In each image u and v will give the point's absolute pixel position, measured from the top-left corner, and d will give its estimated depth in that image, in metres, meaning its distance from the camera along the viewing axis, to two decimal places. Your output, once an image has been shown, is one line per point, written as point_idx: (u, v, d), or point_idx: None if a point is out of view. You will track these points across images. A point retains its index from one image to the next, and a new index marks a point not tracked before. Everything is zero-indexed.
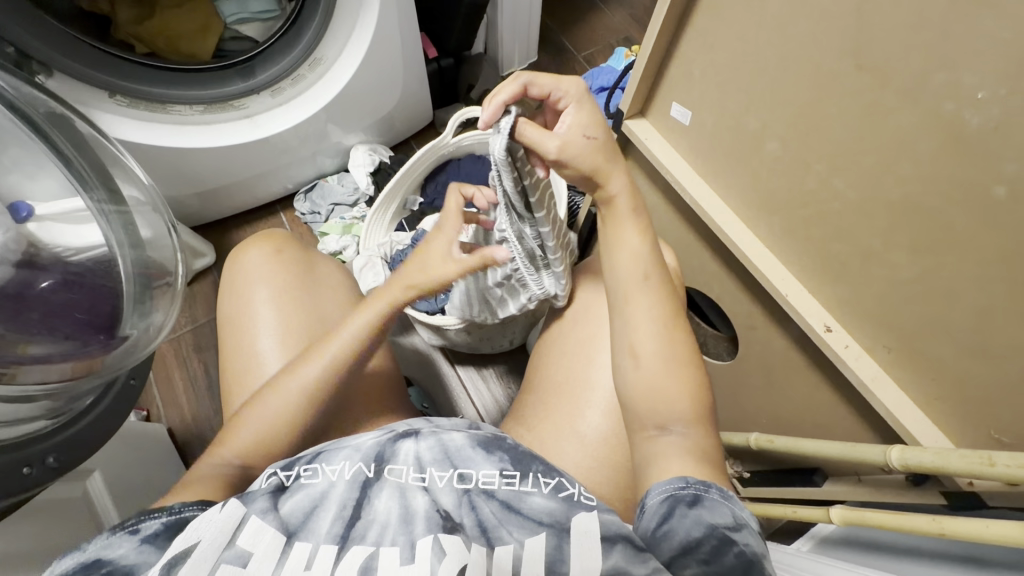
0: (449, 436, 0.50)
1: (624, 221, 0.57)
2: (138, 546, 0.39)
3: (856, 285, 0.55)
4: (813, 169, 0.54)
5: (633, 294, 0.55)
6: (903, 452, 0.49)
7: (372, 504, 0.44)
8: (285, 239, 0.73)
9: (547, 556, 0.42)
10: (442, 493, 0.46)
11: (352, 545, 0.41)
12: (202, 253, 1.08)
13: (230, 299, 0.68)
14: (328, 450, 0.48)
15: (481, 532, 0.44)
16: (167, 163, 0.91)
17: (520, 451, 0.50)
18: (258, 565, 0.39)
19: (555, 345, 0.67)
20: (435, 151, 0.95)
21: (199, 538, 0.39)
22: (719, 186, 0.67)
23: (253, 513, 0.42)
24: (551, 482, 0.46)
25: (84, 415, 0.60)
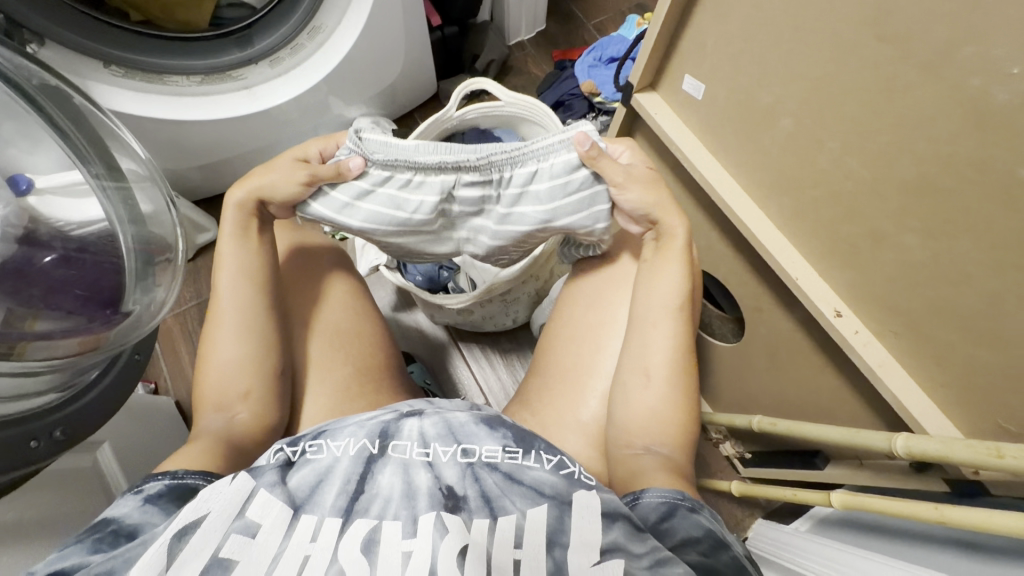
0: (453, 415, 0.51)
1: (671, 255, 0.59)
2: (140, 505, 0.43)
3: (868, 268, 0.53)
4: (827, 147, 0.51)
5: (659, 319, 0.56)
6: (908, 440, 0.49)
7: (376, 479, 0.45)
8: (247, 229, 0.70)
9: (547, 527, 0.42)
10: (446, 467, 0.46)
11: (356, 518, 0.42)
12: (205, 228, 1.07)
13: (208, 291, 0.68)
14: (331, 427, 0.49)
15: (484, 503, 0.44)
16: (166, 135, 0.89)
17: (521, 428, 0.50)
18: (267, 536, 0.41)
19: (563, 324, 0.66)
20: (439, 125, 0.94)
21: (208, 509, 0.41)
22: (730, 165, 0.64)
23: (262, 486, 0.43)
24: (553, 459, 0.47)
25: (91, 389, 0.61)
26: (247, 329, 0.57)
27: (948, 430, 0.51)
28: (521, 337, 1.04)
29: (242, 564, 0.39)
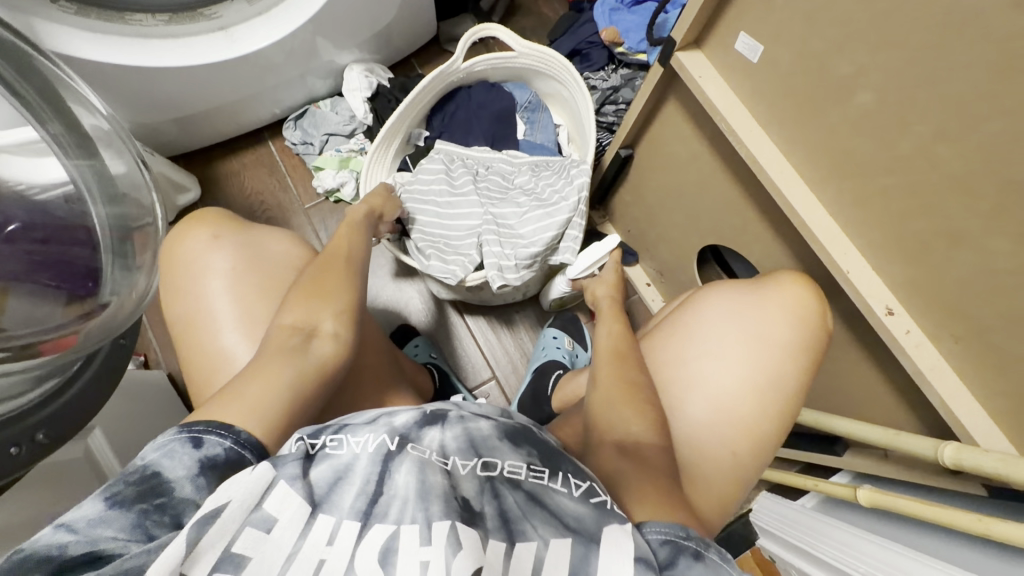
0: (475, 423, 0.43)
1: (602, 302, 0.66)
2: (193, 478, 0.36)
3: (935, 267, 0.48)
4: (911, 129, 0.45)
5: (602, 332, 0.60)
6: (959, 451, 0.47)
7: (394, 478, 0.38)
8: (221, 214, 0.66)
9: (570, 565, 0.35)
10: (464, 482, 0.39)
11: (374, 522, 0.36)
12: (186, 188, 0.98)
13: (200, 293, 0.61)
14: (356, 422, 0.43)
15: (502, 524, 0.37)
16: (133, 83, 0.79)
17: (548, 446, 0.44)
18: (283, 532, 0.35)
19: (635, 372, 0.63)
20: (444, 78, 0.85)
21: (229, 498, 0.35)
22: (782, 139, 0.57)
23: (284, 477, 0.37)
24: (583, 485, 0.40)
25: (72, 384, 0.56)
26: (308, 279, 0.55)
27: (994, 441, 0.48)
28: (530, 310, 0.99)
29: (255, 561, 0.33)
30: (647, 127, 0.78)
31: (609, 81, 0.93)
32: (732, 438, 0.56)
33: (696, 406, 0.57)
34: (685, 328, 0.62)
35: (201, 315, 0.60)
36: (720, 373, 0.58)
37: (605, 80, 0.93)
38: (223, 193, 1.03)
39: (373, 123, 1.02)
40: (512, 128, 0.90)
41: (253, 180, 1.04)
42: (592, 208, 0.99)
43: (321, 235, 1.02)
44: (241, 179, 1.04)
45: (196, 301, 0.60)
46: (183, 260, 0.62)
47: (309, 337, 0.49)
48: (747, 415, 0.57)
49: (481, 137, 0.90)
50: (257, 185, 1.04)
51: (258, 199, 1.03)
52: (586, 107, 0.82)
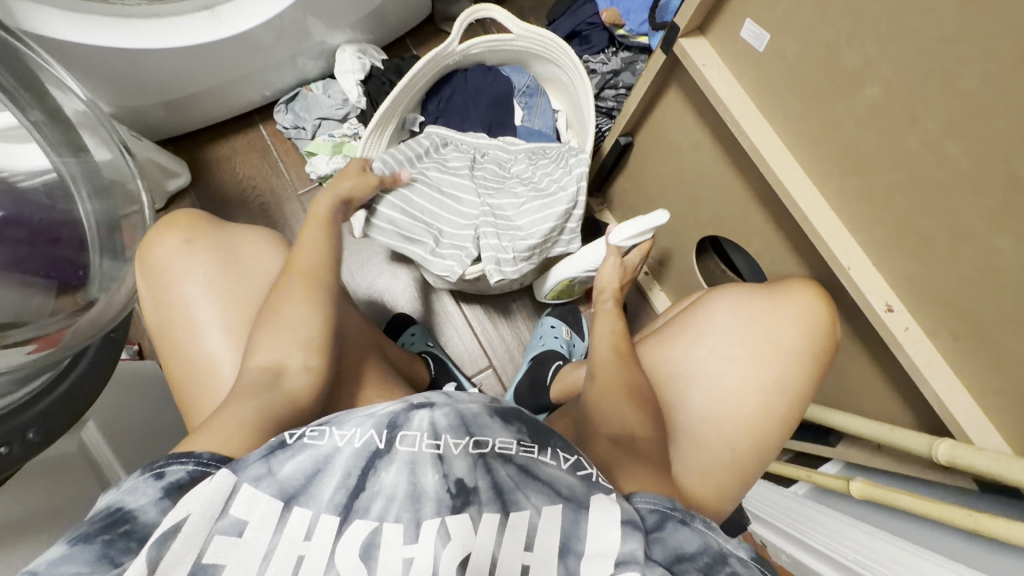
0: (465, 404, 0.42)
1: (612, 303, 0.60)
2: (159, 500, 0.34)
3: (936, 265, 0.48)
4: (920, 124, 0.43)
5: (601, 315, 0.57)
6: (953, 448, 0.48)
7: (379, 476, 0.37)
8: (191, 214, 0.61)
9: (561, 530, 0.36)
10: (456, 460, 0.39)
11: (354, 518, 0.35)
12: (175, 173, 0.95)
13: (162, 296, 0.57)
14: (340, 413, 0.41)
15: (495, 496, 0.37)
16: (116, 65, 0.76)
17: (537, 422, 0.43)
18: (255, 533, 0.34)
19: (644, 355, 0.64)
20: (439, 61, 0.82)
21: (188, 511, 0.33)
22: (787, 132, 0.56)
23: (245, 482, 0.35)
24: (571, 457, 0.40)
25: (62, 381, 0.56)
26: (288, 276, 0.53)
27: (990, 438, 0.48)
28: (527, 298, 0.99)
29: (230, 567, 0.32)
30: (648, 114, 0.76)
31: (609, 65, 0.91)
32: (731, 433, 0.58)
33: (698, 398, 0.59)
34: (693, 329, 0.62)
35: (178, 321, 0.56)
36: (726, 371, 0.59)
37: (605, 64, 0.90)
38: (215, 179, 1.01)
39: (367, 106, 0.99)
40: (510, 114, 0.88)
41: (244, 165, 1.02)
42: (591, 195, 0.98)
43: None
44: (232, 164, 1.02)
45: (172, 305, 0.57)
46: (154, 263, 0.58)
47: (278, 374, 0.47)
48: (751, 412, 0.58)
49: (478, 123, 0.88)
50: (249, 170, 1.01)
51: (250, 185, 1.01)
52: (586, 92, 0.80)
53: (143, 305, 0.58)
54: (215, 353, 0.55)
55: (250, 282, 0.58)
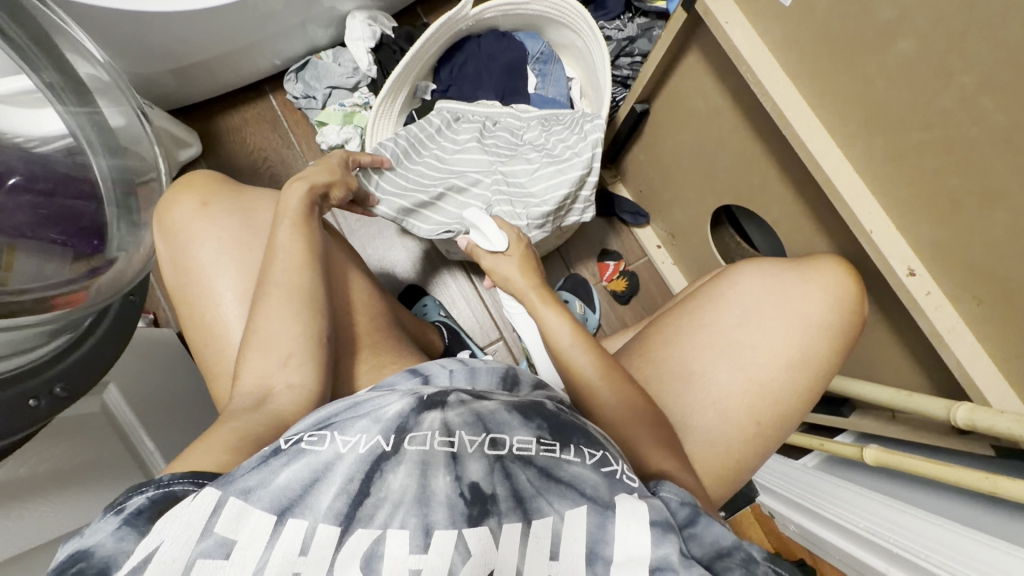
0: (479, 402, 0.43)
1: (545, 309, 0.59)
2: (117, 530, 0.34)
3: (963, 229, 0.46)
4: (956, 79, 0.42)
5: (547, 326, 0.57)
6: (972, 412, 0.48)
7: (386, 479, 0.37)
8: (208, 175, 0.61)
9: (588, 534, 0.36)
10: (471, 462, 0.39)
11: (356, 528, 0.35)
12: (186, 143, 0.95)
13: (177, 264, 0.57)
14: (343, 416, 0.41)
15: (515, 504, 0.37)
16: (129, 29, 0.75)
17: (560, 417, 0.43)
18: (244, 553, 0.33)
19: (672, 329, 0.63)
20: (452, 26, 0.80)
21: (161, 538, 0.33)
22: (812, 94, 0.54)
23: (231, 495, 0.35)
24: (596, 454, 0.41)
25: (85, 339, 0.56)
26: (298, 248, 0.54)
27: (1006, 402, 0.48)
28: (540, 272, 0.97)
29: None
30: (664, 80, 0.74)
31: (625, 32, 0.89)
32: (759, 410, 0.58)
33: (728, 376, 0.58)
34: (717, 306, 0.62)
35: (194, 284, 0.57)
36: (758, 351, 0.59)
37: (620, 31, 0.88)
38: (225, 149, 1.00)
39: (378, 75, 0.98)
40: (523, 82, 0.87)
41: (255, 136, 1.01)
42: (604, 167, 0.97)
43: None
44: (242, 135, 1.01)
45: (187, 266, 0.57)
46: (172, 226, 0.58)
47: (262, 398, 0.47)
48: (777, 394, 0.58)
49: (491, 91, 0.87)
50: (259, 141, 1.01)
51: (261, 156, 1.00)
52: (602, 56, 0.78)
53: (162, 269, 0.58)
54: (233, 322, 0.55)
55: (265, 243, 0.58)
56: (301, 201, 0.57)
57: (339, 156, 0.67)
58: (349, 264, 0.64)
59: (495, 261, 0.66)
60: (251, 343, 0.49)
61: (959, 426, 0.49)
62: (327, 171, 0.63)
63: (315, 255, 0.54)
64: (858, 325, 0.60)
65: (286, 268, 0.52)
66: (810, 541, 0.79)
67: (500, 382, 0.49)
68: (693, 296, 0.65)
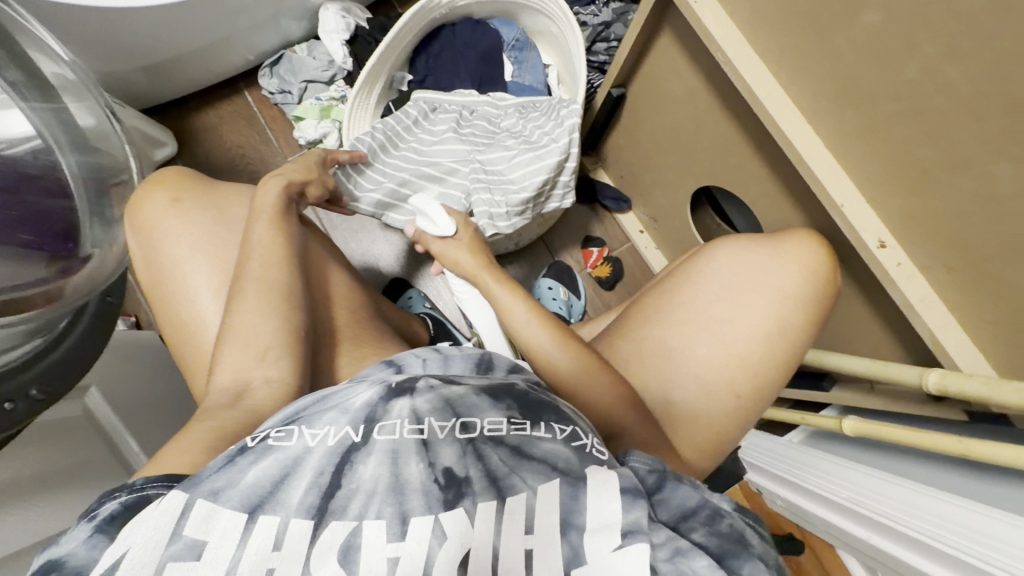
0: (448, 388, 0.43)
1: (499, 293, 0.60)
2: (89, 537, 0.34)
3: (930, 200, 0.47)
4: (921, 51, 0.42)
5: (507, 310, 0.58)
6: (945, 378, 0.49)
7: (357, 471, 0.37)
8: (181, 171, 0.60)
9: (560, 507, 0.36)
10: (443, 447, 0.39)
11: (331, 520, 0.35)
12: (161, 142, 0.93)
13: (150, 260, 0.57)
14: (310, 410, 0.42)
15: (490, 484, 0.37)
16: (94, 27, 0.74)
17: (530, 397, 0.44)
18: (216, 553, 0.33)
19: (652, 308, 0.63)
20: (426, 14, 0.80)
21: (127, 546, 0.33)
22: (783, 71, 0.55)
23: (200, 497, 0.35)
24: (566, 429, 0.41)
25: (65, 337, 0.56)
26: (271, 242, 0.53)
27: (978, 366, 0.49)
28: (524, 261, 0.97)
29: None
30: (640, 63, 0.74)
31: (600, 17, 0.88)
32: (738, 383, 0.59)
33: (707, 351, 0.59)
34: (695, 283, 0.62)
35: (169, 281, 0.56)
36: (735, 326, 0.60)
37: (596, 16, 0.88)
38: (202, 148, 0.99)
39: (354, 68, 0.97)
40: (499, 70, 0.86)
41: (232, 133, 1.00)
42: (585, 154, 0.97)
43: None
44: (218, 132, 1.00)
45: (162, 263, 0.56)
46: (144, 224, 0.57)
47: (240, 392, 0.47)
48: (756, 367, 0.59)
49: (468, 79, 0.86)
50: (236, 138, 1.00)
51: (238, 153, 0.99)
52: (577, 41, 0.78)
53: (136, 267, 0.58)
54: (208, 317, 0.55)
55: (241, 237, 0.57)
56: (275, 198, 0.57)
57: (318, 156, 0.66)
58: (323, 253, 0.64)
59: (444, 246, 0.67)
60: (227, 338, 0.49)
61: (933, 392, 0.50)
62: (303, 168, 0.62)
63: (291, 249, 0.54)
64: (830, 299, 0.61)
65: (261, 261, 0.52)
66: (797, 514, 0.81)
67: (473, 366, 0.49)
68: (673, 275, 0.66)
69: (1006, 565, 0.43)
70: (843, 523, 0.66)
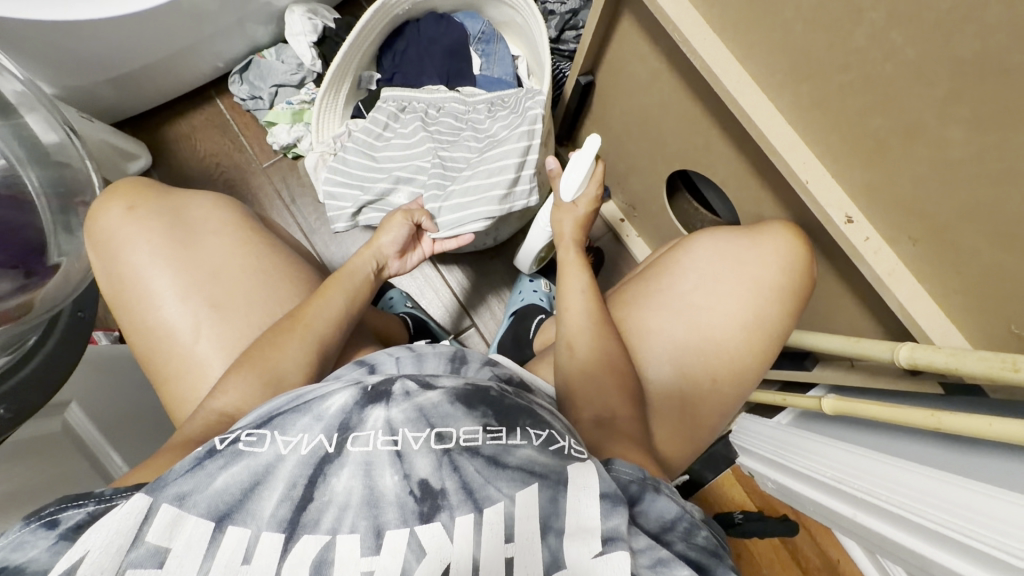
0: (424, 394, 0.39)
1: (571, 274, 0.59)
2: (52, 545, 0.32)
3: (891, 172, 0.46)
4: (867, 18, 0.41)
5: (565, 287, 0.58)
6: (913, 351, 0.48)
7: (330, 483, 0.36)
8: (136, 181, 0.60)
9: (540, 510, 0.34)
10: (418, 458, 0.37)
11: (302, 534, 0.34)
12: (135, 154, 0.93)
13: (109, 269, 0.56)
14: (285, 412, 0.39)
15: (466, 495, 0.35)
16: (51, 42, 0.73)
17: (504, 398, 0.40)
18: (179, 562, 0.33)
19: (645, 295, 0.62)
20: (387, 11, 0.79)
21: (86, 549, 0.32)
22: (740, 48, 0.54)
23: (165, 500, 0.34)
24: (543, 433, 0.38)
25: (36, 355, 0.56)
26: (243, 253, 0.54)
27: (949, 338, 0.48)
28: (507, 255, 0.98)
29: None
30: (605, 49, 0.73)
31: (567, 4, 0.87)
32: (716, 366, 0.58)
33: (683, 336, 0.59)
34: (676, 270, 0.62)
35: (131, 291, 0.56)
36: (714, 313, 0.59)
37: (563, 4, 0.87)
38: (176, 158, 0.99)
39: (324, 69, 0.96)
40: (466, 64, 0.86)
41: (205, 141, 0.99)
42: (561, 144, 0.96)
43: (285, 195, 0.99)
44: (192, 141, 0.99)
45: (123, 275, 0.56)
46: (101, 235, 0.57)
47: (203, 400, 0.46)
48: (734, 351, 0.59)
49: (435, 75, 0.86)
50: (210, 147, 0.99)
51: (213, 162, 0.99)
52: (539, 29, 0.77)
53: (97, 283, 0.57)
54: (172, 321, 0.55)
55: (197, 243, 0.57)
56: (397, 243, 0.65)
57: (398, 214, 0.66)
58: (296, 257, 0.62)
59: (560, 211, 0.68)
60: None
61: (903, 366, 0.49)
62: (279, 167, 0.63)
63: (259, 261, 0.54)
64: (810, 280, 0.60)
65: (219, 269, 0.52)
66: (787, 496, 0.81)
67: (447, 365, 0.48)
68: (667, 258, 0.64)
69: (1001, 543, 0.41)
70: (830, 502, 0.66)
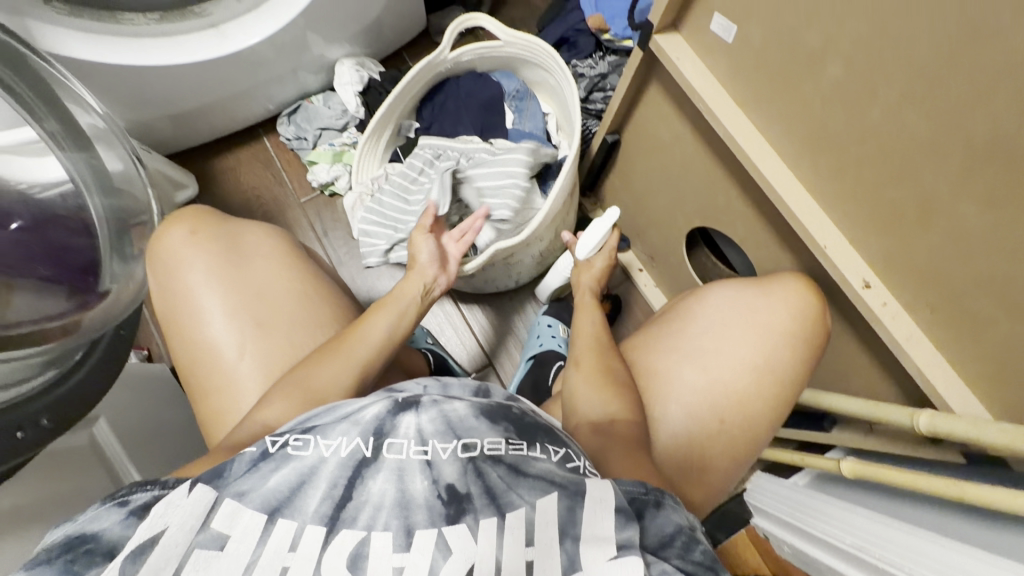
0: (450, 404, 0.41)
1: (585, 313, 0.64)
2: (123, 519, 0.34)
3: (908, 240, 0.49)
4: (881, 97, 0.45)
5: (579, 327, 0.62)
6: (933, 419, 0.48)
7: (366, 485, 0.37)
8: (201, 208, 0.64)
9: (558, 519, 0.35)
10: (445, 465, 0.38)
11: (341, 528, 0.35)
12: (184, 184, 0.99)
13: (164, 283, 0.60)
14: (324, 420, 0.41)
15: (489, 500, 0.36)
16: (126, 82, 0.80)
17: (524, 419, 0.42)
18: (237, 546, 0.33)
19: (660, 339, 0.64)
20: (431, 68, 0.86)
21: (166, 524, 0.33)
22: (760, 119, 0.58)
23: (227, 495, 0.35)
24: (560, 450, 0.39)
25: (79, 368, 0.59)
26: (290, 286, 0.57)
27: (969, 406, 0.49)
28: (526, 297, 1.00)
29: None
30: (631, 112, 0.79)
31: (596, 69, 0.93)
32: (723, 406, 0.59)
33: (694, 378, 0.59)
34: (690, 319, 0.64)
35: (180, 305, 0.59)
36: (722, 356, 0.60)
37: (592, 68, 0.93)
38: (220, 189, 1.05)
39: (365, 116, 1.03)
40: (500, 117, 0.91)
41: (249, 176, 1.06)
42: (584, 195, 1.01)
43: (317, 228, 1.04)
44: (236, 175, 1.06)
45: (176, 290, 0.59)
46: (160, 253, 0.61)
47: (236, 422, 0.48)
48: (744, 390, 0.59)
49: (470, 126, 0.91)
50: (253, 180, 1.06)
51: (254, 194, 1.05)
52: (570, 91, 0.83)
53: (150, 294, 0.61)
54: (216, 338, 0.57)
55: (250, 265, 0.61)
56: (430, 253, 0.69)
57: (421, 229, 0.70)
58: (332, 286, 0.66)
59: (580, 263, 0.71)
60: None
61: (923, 433, 0.49)
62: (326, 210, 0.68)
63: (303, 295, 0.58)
64: (823, 338, 0.62)
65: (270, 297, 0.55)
66: (804, 562, 0.78)
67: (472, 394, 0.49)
68: (682, 307, 0.66)
69: None
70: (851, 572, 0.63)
